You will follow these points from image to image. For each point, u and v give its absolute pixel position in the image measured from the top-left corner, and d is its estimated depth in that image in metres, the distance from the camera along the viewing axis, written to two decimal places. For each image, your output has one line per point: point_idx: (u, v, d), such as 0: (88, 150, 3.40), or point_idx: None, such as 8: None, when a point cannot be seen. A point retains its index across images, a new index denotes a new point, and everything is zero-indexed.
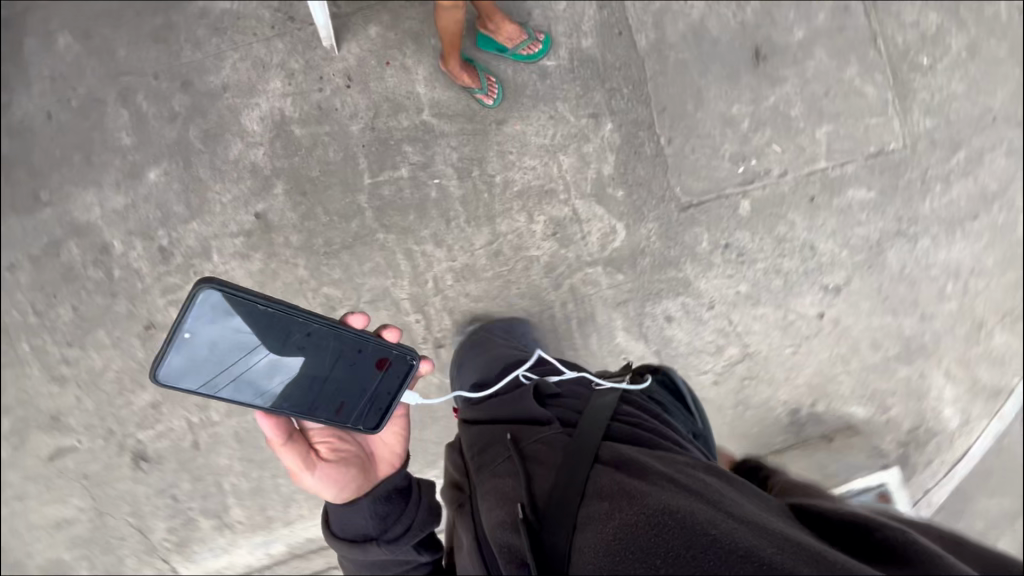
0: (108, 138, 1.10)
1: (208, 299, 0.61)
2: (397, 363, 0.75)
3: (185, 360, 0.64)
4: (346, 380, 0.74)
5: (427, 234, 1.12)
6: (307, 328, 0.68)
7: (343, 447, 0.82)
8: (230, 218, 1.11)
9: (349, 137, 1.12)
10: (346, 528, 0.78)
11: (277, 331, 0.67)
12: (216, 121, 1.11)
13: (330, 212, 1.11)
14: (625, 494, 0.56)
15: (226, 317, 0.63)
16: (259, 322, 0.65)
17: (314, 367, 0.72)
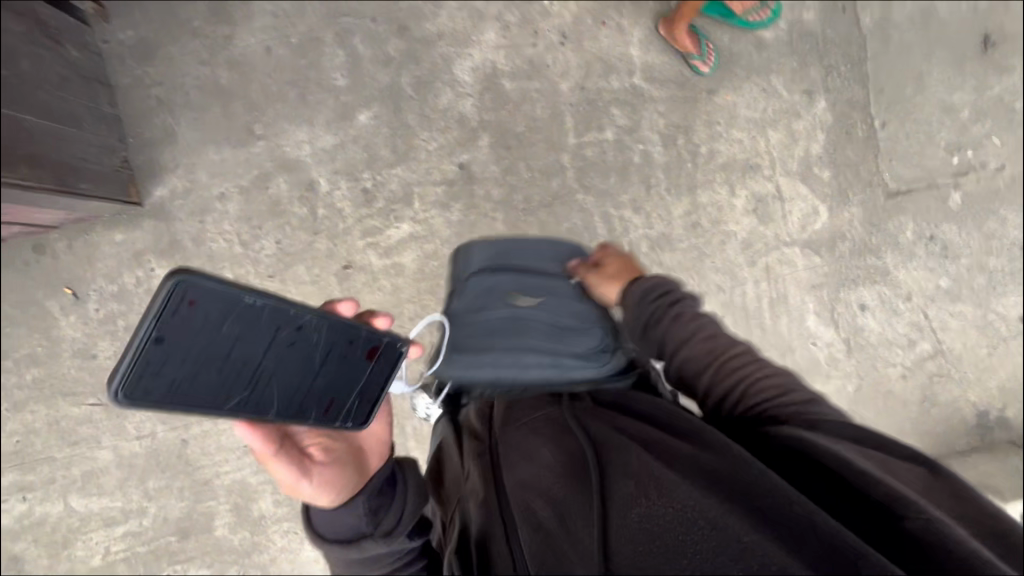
0: (322, 77, 1.11)
1: (183, 291, 0.50)
2: (389, 351, 0.65)
3: (150, 376, 0.50)
4: (337, 376, 0.62)
5: (625, 200, 1.12)
6: (296, 318, 0.57)
7: (333, 449, 0.71)
8: (434, 166, 1.12)
9: (558, 95, 1.11)
10: (332, 529, 0.68)
11: (258, 328, 0.56)
12: (429, 68, 1.11)
13: (532, 169, 1.12)
14: (653, 483, 0.55)
15: (203, 310, 0.52)
16: (242, 314, 0.54)
17: (301, 368, 0.59)
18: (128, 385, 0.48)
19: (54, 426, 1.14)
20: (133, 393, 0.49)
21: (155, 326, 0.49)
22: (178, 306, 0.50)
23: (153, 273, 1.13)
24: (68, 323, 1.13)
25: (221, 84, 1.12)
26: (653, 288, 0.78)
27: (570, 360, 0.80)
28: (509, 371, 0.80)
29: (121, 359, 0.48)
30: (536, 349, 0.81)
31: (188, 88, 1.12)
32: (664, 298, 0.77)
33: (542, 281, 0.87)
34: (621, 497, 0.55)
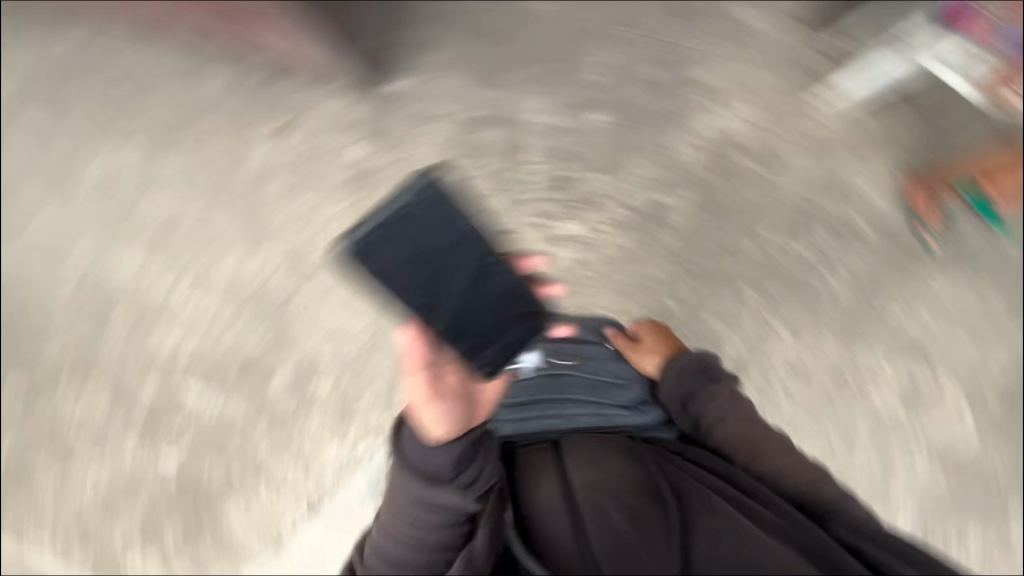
0: (582, 65, 1.18)
1: (432, 187, 0.60)
2: (535, 327, 0.71)
3: (380, 238, 0.58)
4: (493, 326, 0.67)
5: (785, 315, 1.11)
6: (490, 257, 0.65)
7: (468, 396, 0.66)
8: (632, 191, 1.15)
9: (776, 190, 1.12)
10: (416, 459, 0.64)
11: (464, 247, 0.63)
12: (676, 107, 1.15)
13: (717, 240, 1.13)
14: (734, 525, 0.63)
15: (437, 210, 0.60)
16: (460, 229, 0.62)
17: (477, 296, 0.65)
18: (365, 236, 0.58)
19: (201, 223, 1.24)
20: (364, 245, 0.58)
21: (402, 205, 0.59)
22: (425, 198, 0.60)
23: (350, 147, 1.21)
24: (260, 148, 1.23)
25: (496, 27, 1.20)
26: (689, 364, 0.93)
27: (612, 411, 0.89)
28: (554, 416, 0.88)
29: (371, 218, 0.57)
30: (577, 400, 0.91)
31: (468, 17, 1.21)
32: (699, 372, 0.92)
33: (577, 347, 1.00)
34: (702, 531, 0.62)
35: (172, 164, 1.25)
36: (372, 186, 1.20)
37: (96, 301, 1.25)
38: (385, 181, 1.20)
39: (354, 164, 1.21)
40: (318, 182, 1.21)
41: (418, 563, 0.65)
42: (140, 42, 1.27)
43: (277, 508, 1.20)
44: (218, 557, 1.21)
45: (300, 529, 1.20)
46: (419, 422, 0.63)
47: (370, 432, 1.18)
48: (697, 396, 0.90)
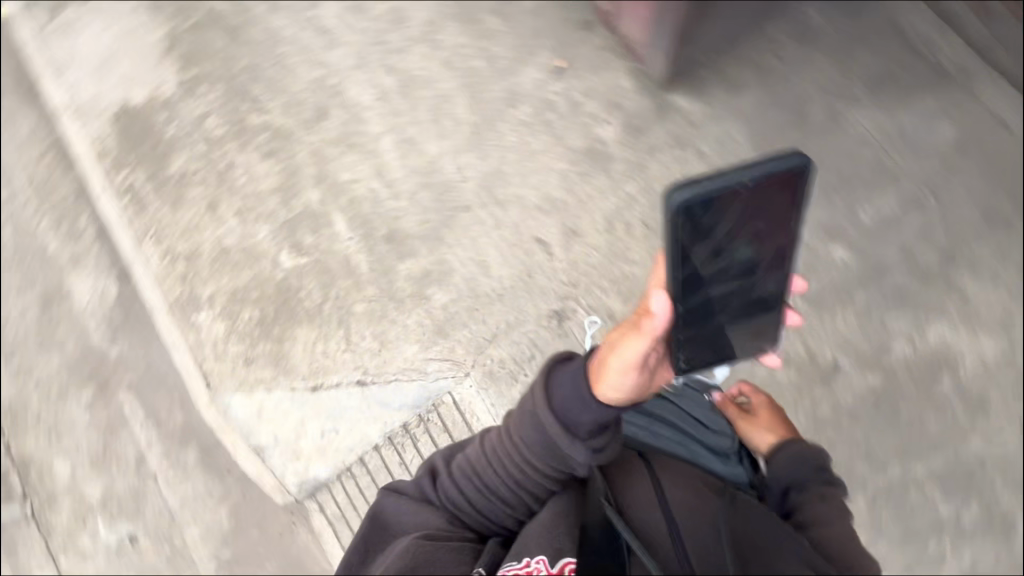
0: (861, 200, 1.12)
1: (794, 170, 0.57)
2: (755, 347, 0.74)
3: (707, 203, 0.56)
4: (717, 329, 0.69)
5: (883, 551, 1.01)
6: (779, 265, 0.65)
7: (653, 382, 0.71)
8: (824, 338, 1.08)
9: (959, 438, 1.03)
10: (565, 401, 0.68)
11: (761, 243, 0.62)
12: (921, 298, 1.07)
13: (869, 438, 1.05)
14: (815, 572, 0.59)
15: (777, 198, 0.59)
16: (776, 227, 0.61)
17: (732, 291, 0.65)
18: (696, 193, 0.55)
19: (442, 97, 1.28)
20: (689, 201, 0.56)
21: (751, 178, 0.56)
22: (776, 177, 0.57)
23: (606, 123, 1.21)
24: (532, 72, 1.25)
25: (804, 114, 1.16)
26: (800, 453, 0.76)
27: (699, 453, 0.82)
28: (639, 427, 0.84)
29: (728, 173, 0.55)
30: (668, 425, 0.85)
31: (787, 88, 1.17)
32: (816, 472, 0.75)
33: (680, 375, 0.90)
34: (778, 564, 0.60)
35: (454, 36, 1.30)
36: (599, 167, 1.20)
37: (321, 101, 1.33)
38: (614, 170, 1.19)
39: (599, 139, 1.21)
40: (558, 133, 1.22)
41: (505, 494, 0.69)
42: None
43: (334, 359, 1.25)
44: (266, 361, 1.28)
45: (338, 389, 1.24)
46: (602, 370, 0.67)
47: (449, 361, 1.19)
48: (803, 487, 0.73)
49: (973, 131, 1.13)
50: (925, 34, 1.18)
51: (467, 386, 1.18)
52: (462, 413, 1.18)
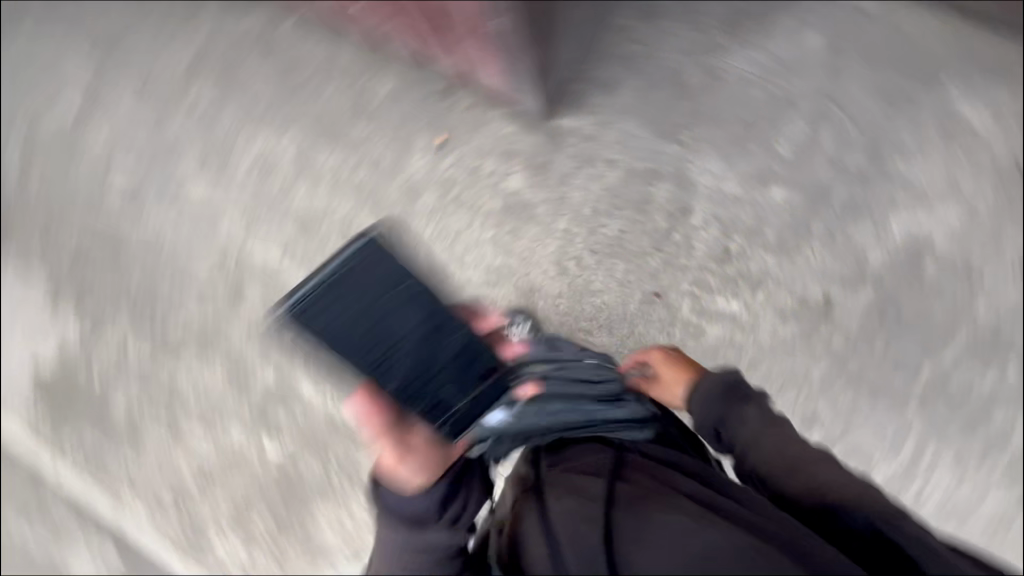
0: (772, 136, 1.11)
1: (368, 254, 0.61)
2: (494, 382, 0.72)
3: (312, 302, 0.59)
4: (450, 381, 0.67)
5: (948, 445, 1.02)
6: (439, 316, 0.65)
7: (441, 453, 0.69)
8: (803, 278, 1.07)
9: (967, 310, 1.04)
10: (396, 507, 0.66)
11: (402, 309, 0.63)
12: (869, 200, 1.08)
13: (887, 349, 1.04)
14: (704, 527, 0.57)
15: (374, 278, 0.61)
16: (399, 293, 0.63)
17: (426, 357, 0.65)
18: (299, 301, 0.59)
19: (346, 222, 1.24)
20: (299, 310, 0.59)
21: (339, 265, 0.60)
22: (361, 264, 0.61)
23: (509, 175, 1.18)
24: (418, 159, 1.22)
25: (685, 81, 1.15)
26: (706, 390, 0.80)
27: (594, 412, 0.85)
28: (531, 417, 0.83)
29: (314, 273, 0.59)
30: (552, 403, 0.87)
31: (658, 64, 1.16)
32: (725, 400, 0.78)
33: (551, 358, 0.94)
34: (667, 531, 0.56)
35: (329, 159, 1.26)
36: (523, 219, 1.17)
37: (229, 278, 1.27)
38: (539, 214, 1.16)
39: (511, 192, 1.17)
40: (471, 205, 1.19)
41: None
42: (323, 35, 1.29)
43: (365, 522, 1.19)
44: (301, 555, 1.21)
45: None
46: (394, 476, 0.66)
47: None
48: (727, 424, 0.77)
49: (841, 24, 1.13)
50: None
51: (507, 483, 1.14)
52: None
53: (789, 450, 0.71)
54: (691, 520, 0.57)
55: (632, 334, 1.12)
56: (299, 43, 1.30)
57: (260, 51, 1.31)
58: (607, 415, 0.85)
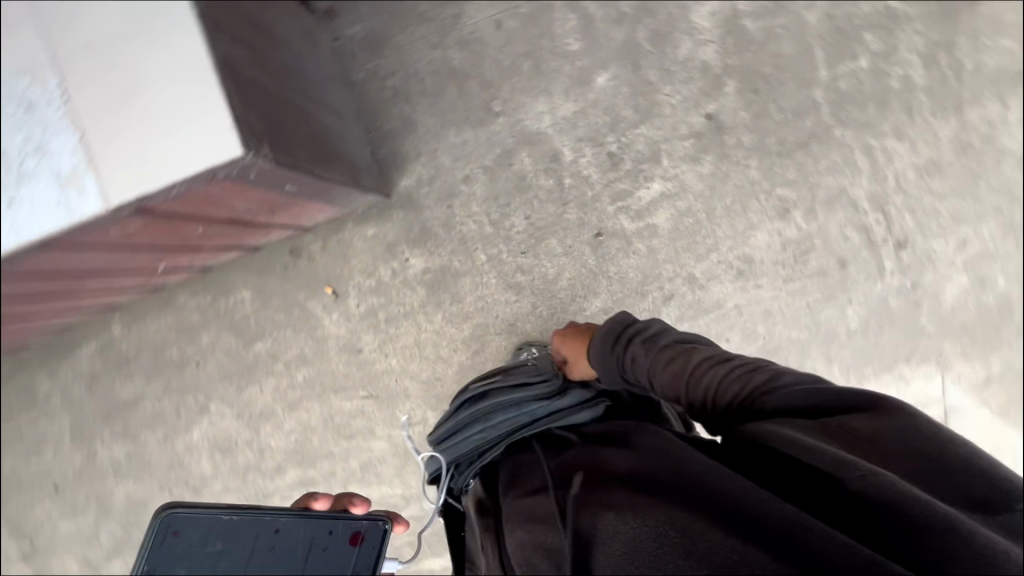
0: (556, 44, 1.10)
1: (168, 523, 0.51)
2: (374, 533, 0.57)
3: None
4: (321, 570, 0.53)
5: (886, 129, 1.07)
6: (270, 521, 0.54)
7: None
8: (681, 120, 1.09)
9: (805, 28, 1.07)
10: None
11: (237, 546, 0.52)
12: (666, 20, 1.09)
13: (783, 109, 1.08)
14: (630, 520, 0.50)
15: (184, 544, 0.51)
16: (220, 535, 0.52)
17: None
18: None
19: (329, 421, 1.18)
20: None
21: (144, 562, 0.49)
22: (166, 540, 0.51)
23: (407, 263, 1.14)
24: (329, 322, 1.16)
25: (455, 64, 1.11)
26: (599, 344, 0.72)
27: (530, 415, 0.77)
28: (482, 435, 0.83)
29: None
30: None
31: (422, 74, 1.11)
32: (627, 342, 0.68)
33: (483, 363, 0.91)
34: (598, 534, 0.51)
35: (264, 392, 1.18)
36: (451, 284, 1.13)
37: None
38: (458, 268, 1.13)
39: (422, 274, 1.14)
40: (403, 313, 1.15)
41: None
42: (155, 307, 1.19)
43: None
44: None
45: None
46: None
47: None
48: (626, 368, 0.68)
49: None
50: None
51: None
52: None
53: (706, 374, 0.60)
54: (625, 516, 0.51)
55: (613, 280, 1.11)
56: (142, 335, 1.20)
57: (121, 369, 1.21)
58: (551, 408, 0.78)
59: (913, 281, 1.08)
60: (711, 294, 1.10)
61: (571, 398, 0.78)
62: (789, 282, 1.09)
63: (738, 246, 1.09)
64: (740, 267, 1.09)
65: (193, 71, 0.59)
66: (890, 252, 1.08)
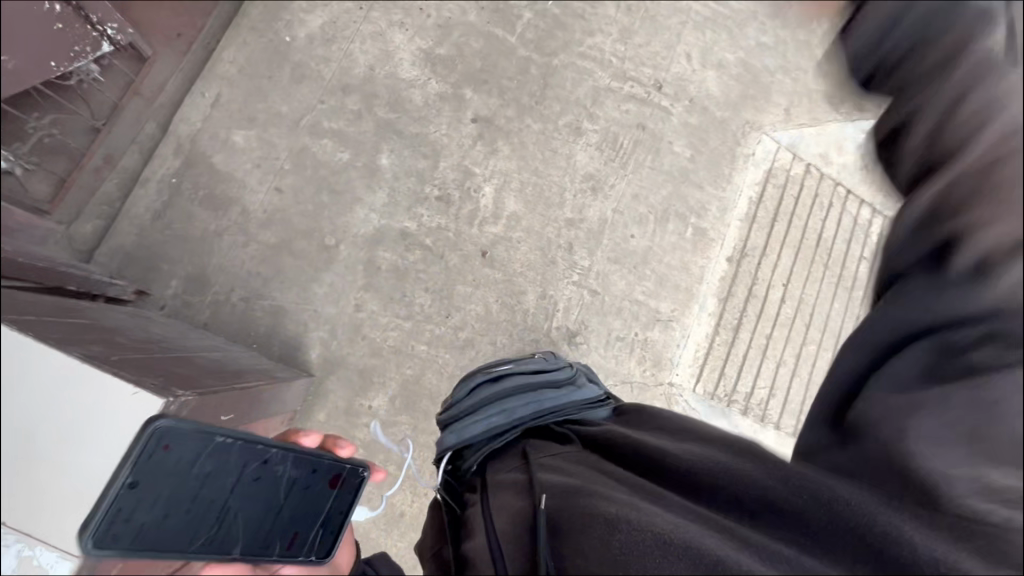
0: (332, 165, 1.21)
1: (156, 438, 0.49)
2: (354, 477, 0.63)
3: (110, 516, 0.47)
4: (304, 511, 0.57)
5: (579, 36, 1.34)
6: (262, 454, 0.56)
7: None
8: (460, 136, 1.26)
9: (476, 23, 1.31)
10: None
11: (225, 468, 0.53)
12: (389, 91, 1.26)
13: (512, 77, 1.30)
14: (632, 519, 0.45)
15: (168, 460, 0.50)
16: (207, 455, 0.52)
17: (262, 508, 0.55)
18: (93, 534, 0.45)
19: None
20: (100, 539, 0.45)
21: (128, 472, 0.48)
22: (155, 454, 0.49)
23: (374, 408, 1.12)
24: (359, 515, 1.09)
25: (273, 241, 1.17)
26: None
27: (557, 399, 0.70)
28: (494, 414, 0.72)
29: (105, 495, 0.46)
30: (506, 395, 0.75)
31: (254, 269, 1.15)
32: None
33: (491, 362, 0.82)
34: (583, 525, 0.47)
35: None
36: (421, 389, 1.14)
37: None
38: (415, 372, 1.15)
39: (392, 405, 1.13)
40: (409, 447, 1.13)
41: None
42: None
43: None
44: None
45: None
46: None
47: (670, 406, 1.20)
48: None
49: (218, 106, 1.22)
50: (138, 183, 1.18)
51: (679, 376, 1.21)
52: (700, 365, 1.23)
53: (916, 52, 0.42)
54: (628, 520, 0.45)
55: (525, 272, 1.21)
56: None
57: None
58: (574, 398, 0.71)
59: (687, 100, 1.34)
60: (591, 218, 1.25)
61: (590, 391, 0.73)
62: (626, 168, 1.29)
63: (575, 176, 1.27)
64: (590, 186, 1.27)
65: (48, 379, 0.56)
66: (658, 96, 1.33)
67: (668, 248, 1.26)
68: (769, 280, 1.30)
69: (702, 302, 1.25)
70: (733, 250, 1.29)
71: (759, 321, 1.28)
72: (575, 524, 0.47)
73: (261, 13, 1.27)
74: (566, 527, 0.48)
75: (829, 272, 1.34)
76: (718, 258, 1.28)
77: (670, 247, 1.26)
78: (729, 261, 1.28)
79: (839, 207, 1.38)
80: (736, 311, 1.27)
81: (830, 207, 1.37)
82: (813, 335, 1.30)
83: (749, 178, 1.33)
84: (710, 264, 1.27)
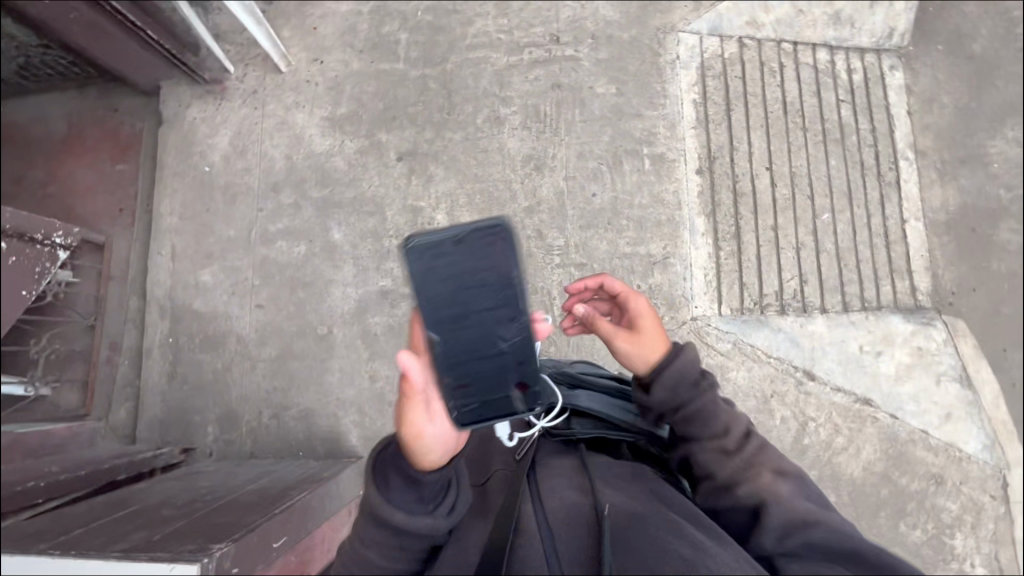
0: (294, 262, 1.24)
1: (495, 227, 0.48)
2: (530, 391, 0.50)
3: (429, 251, 0.48)
4: (489, 379, 0.50)
5: (461, 31, 1.30)
6: (517, 310, 0.49)
7: None
8: (393, 179, 1.26)
9: (362, 69, 1.31)
10: None
11: (491, 297, 0.49)
12: (314, 170, 1.28)
13: (417, 101, 1.28)
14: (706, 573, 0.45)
15: (477, 252, 0.48)
16: (498, 273, 0.49)
17: (479, 349, 0.49)
18: (418, 248, 0.48)
19: None
20: (415, 253, 0.48)
21: (459, 237, 0.48)
22: (484, 241, 0.48)
23: None
24: None
25: (274, 354, 1.21)
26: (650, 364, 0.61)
27: None
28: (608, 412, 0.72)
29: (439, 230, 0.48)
30: None
31: (271, 385, 1.20)
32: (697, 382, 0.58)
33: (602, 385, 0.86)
34: (652, 557, 0.46)
35: None
36: None
37: None
38: None
39: None
40: None
41: None
42: None
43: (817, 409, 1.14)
44: (898, 451, 1.12)
45: (819, 385, 1.15)
46: (412, 443, 0.47)
47: (703, 340, 1.15)
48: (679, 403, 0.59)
49: (178, 258, 1.28)
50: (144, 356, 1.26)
51: (699, 306, 1.16)
52: (715, 286, 1.17)
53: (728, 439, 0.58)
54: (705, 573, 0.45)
55: None
56: None
57: None
58: None
59: (590, 38, 1.27)
60: (548, 197, 1.22)
61: None
62: (559, 133, 1.24)
63: (515, 163, 1.24)
64: (533, 167, 1.23)
65: None
66: (561, 49, 1.27)
67: (634, 189, 1.21)
68: (748, 172, 1.22)
69: (691, 224, 1.19)
70: (700, 160, 1.22)
71: (757, 216, 1.20)
72: (646, 551, 0.46)
73: (177, 157, 1.32)
74: (632, 544, 0.47)
75: (811, 132, 1.26)
76: (688, 174, 1.21)
77: (635, 187, 1.21)
78: (701, 173, 1.21)
79: (792, 63, 1.28)
80: (728, 219, 1.20)
81: (783, 68, 1.28)
82: (820, 202, 1.23)
83: (685, 83, 1.25)
84: (683, 186, 1.20)
